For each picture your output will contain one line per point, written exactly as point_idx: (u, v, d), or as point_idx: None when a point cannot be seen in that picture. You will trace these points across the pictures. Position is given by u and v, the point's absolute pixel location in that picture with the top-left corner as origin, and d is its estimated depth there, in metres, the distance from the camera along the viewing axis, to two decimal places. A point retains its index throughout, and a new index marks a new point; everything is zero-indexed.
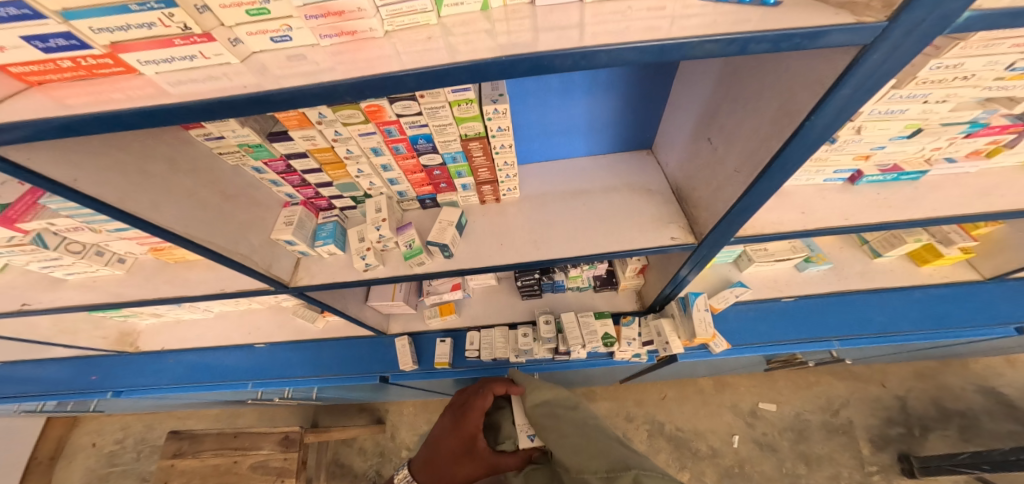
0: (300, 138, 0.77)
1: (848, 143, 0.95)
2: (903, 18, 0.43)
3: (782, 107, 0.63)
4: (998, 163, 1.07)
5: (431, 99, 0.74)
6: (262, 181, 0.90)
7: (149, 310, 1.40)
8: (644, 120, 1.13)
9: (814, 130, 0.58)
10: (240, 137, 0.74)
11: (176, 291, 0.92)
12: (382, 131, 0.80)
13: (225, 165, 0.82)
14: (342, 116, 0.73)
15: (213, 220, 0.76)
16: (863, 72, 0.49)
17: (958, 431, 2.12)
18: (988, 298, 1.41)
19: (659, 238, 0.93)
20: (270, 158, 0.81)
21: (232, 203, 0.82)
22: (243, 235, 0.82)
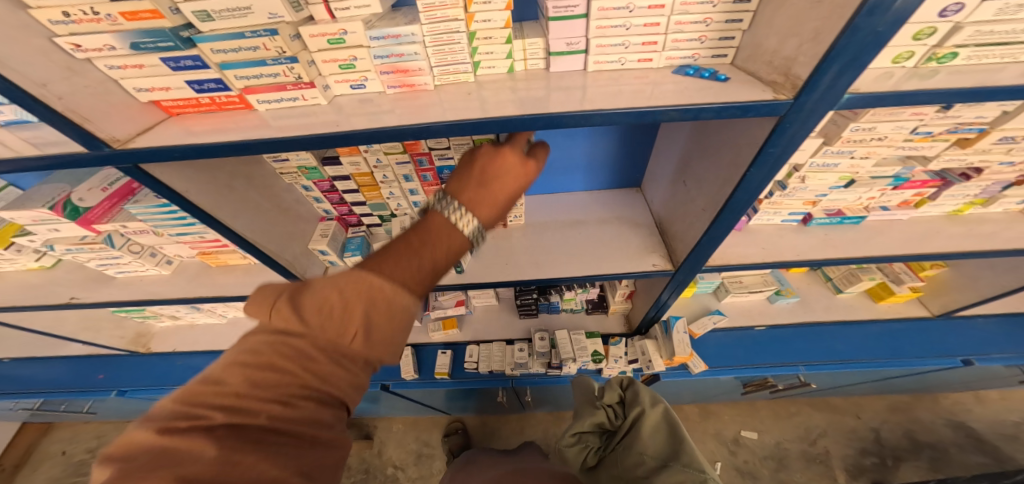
0: (349, 163, 0.94)
1: (796, 190, 1.14)
2: (801, 100, 0.61)
3: (733, 157, 0.81)
4: (927, 212, 1.28)
5: (460, 138, 0.91)
6: (307, 197, 1.05)
7: (169, 312, 1.48)
8: (633, 163, 1.32)
9: (757, 176, 0.75)
10: (302, 160, 0.90)
11: (218, 291, 1.04)
12: (415, 161, 0.97)
13: (281, 181, 0.98)
14: (385, 147, 0.91)
15: (268, 228, 0.91)
16: (783, 135, 0.67)
17: (926, 461, 2.24)
18: (935, 333, 1.59)
19: (642, 265, 1.09)
20: (319, 178, 0.97)
21: (283, 215, 0.98)
22: (287, 243, 0.97)
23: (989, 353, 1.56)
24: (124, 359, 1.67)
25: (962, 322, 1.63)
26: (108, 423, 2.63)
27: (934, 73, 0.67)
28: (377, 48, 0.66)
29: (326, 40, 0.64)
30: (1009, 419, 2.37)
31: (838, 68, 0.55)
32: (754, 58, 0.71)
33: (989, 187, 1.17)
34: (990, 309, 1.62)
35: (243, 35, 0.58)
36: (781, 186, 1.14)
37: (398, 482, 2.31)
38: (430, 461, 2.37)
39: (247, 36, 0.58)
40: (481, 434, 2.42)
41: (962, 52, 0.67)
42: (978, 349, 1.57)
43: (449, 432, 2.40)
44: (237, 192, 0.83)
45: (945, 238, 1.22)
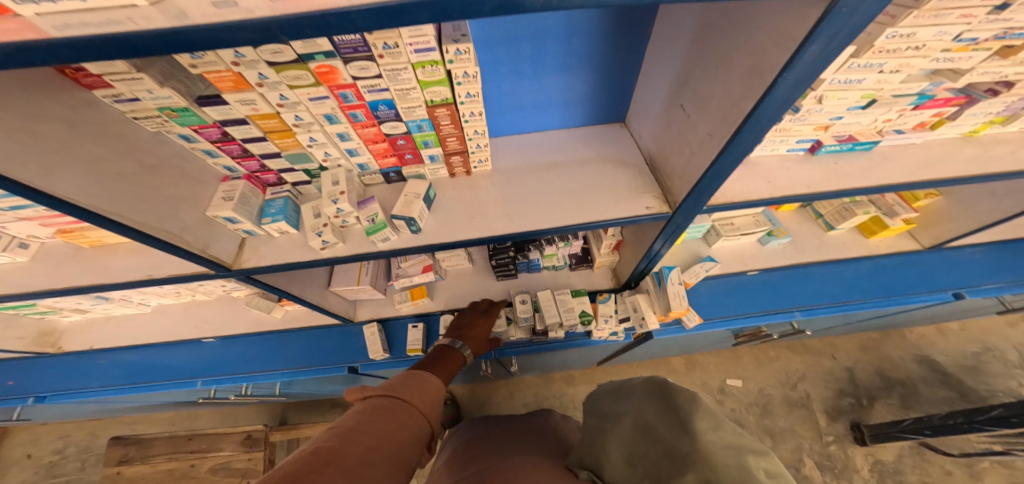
0: (238, 102, 0.67)
1: (809, 113, 0.92)
2: None
3: (755, 63, 0.60)
4: (942, 135, 1.08)
5: (392, 61, 0.66)
6: (193, 151, 0.78)
7: (69, 306, 1.21)
8: (618, 94, 1.10)
9: (782, 91, 0.56)
10: (159, 99, 0.62)
11: (94, 281, 0.79)
12: (337, 96, 0.71)
13: (143, 130, 0.70)
14: (287, 78, 0.65)
15: (129, 193, 0.64)
16: (838, 25, 0.46)
17: (899, 400, 2.31)
18: (925, 267, 1.46)
19: (633, 208, 0.91)
20: (201, 124, 0.70)
21: (155, 175, 0.71)
22: (171, 213, 0.71)
23: (977, 284, 1.44)
24: (36, 362, 1.39)
25: (958, 253, 1.49)
26: (67, 422, 2.34)
27: None
28: None
29: None
30: (971, 349, 2.46)
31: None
32: None
33: (1013, 103, 0.96)
34: (980, 238, 1.47)
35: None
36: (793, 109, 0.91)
37: None
38: None
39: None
40: (471, 403, 2.32)
41: None
42: (966, 280, 1.44)
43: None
44: (55, 141, 0.55)
45: (957, 162, 1.04)
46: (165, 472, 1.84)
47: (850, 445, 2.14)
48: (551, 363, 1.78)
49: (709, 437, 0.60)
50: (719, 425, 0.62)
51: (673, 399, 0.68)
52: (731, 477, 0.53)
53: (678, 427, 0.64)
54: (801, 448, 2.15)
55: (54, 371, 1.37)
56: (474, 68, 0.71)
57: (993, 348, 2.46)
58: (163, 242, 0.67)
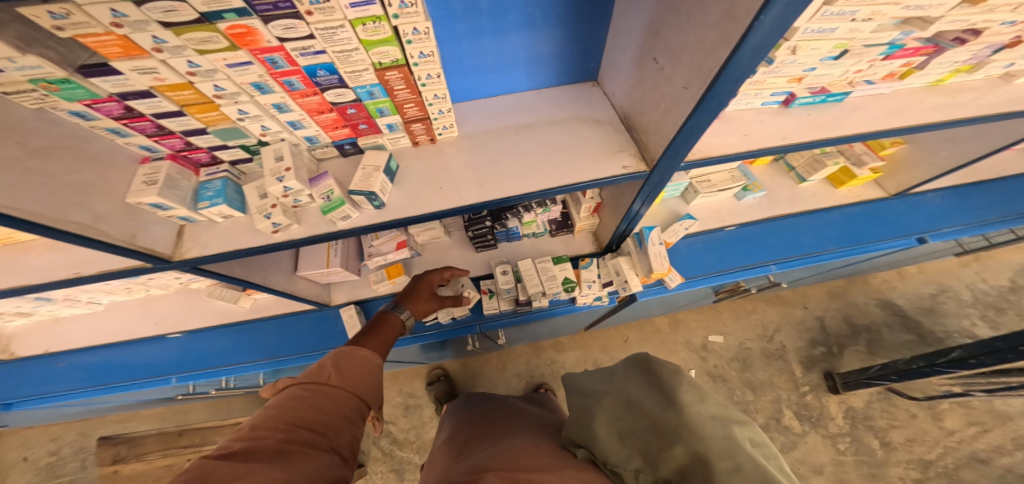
0: (134, 71, 0.58)
1: (782, 65, 0.84)
2: None
3: (733, 4, 0.53)
4: (909, 84, 1.03)
5: (323, 18, 0.57)
6: (93, 129, 0.68)
7: (10, 310, 1.10)
8: (589, 48, 1.02)
9: (759, 34, 0.50)
10: (27, 69, 0.52)
11: (13, 285, 0.71)
12: (263, 61, 0.62)
13: (24, 108, 0.60)
14: (192, 41, 0.55)
15: (13, 178, 0.55)
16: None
17: (865, 345, 2.46)
18: (891, 214, 1.49)
19: (609, 168, 0.87)
20: (92, 98, 0.61)
21: (46, 159, 0.60)
22: (77, 202, 0.62)
23: (940, 227, 1.48)
24: None
25: (920, 199, 1.53)
26: (55, 423, 2.24)
27: None
28: None
29: None
30: (928, 291, 2.63)
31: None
32: None
33: (981, 51, 0.90)
34: (941, 183, 1.51)
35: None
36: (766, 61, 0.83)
37: (392, 436, 2.16)
38: (419, 411, 2.24)
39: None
40: (464, 377, 2.33)
41: None
42: (931, 225, 1.48)
43: (431, 381, 2.25)
44: None
45: (923, 109, 1.02)
46: (163, 467, 1.80)
47: (824, 393, 2.29)
48: (538, 332, 1.79)
49: (695, 409, 0.61)
50: (704, 397, 0.63)
51: (656, 372, 0.69)
52: (717, 450, 0.56)
53: (664, 399, 0.65)
54: (780, 398, 2.28)
55: (12, 379, 1.27)
56: (424, 23, 0.63)
57: (948, 288, 2.64)
58: (71, 234, 0.59)
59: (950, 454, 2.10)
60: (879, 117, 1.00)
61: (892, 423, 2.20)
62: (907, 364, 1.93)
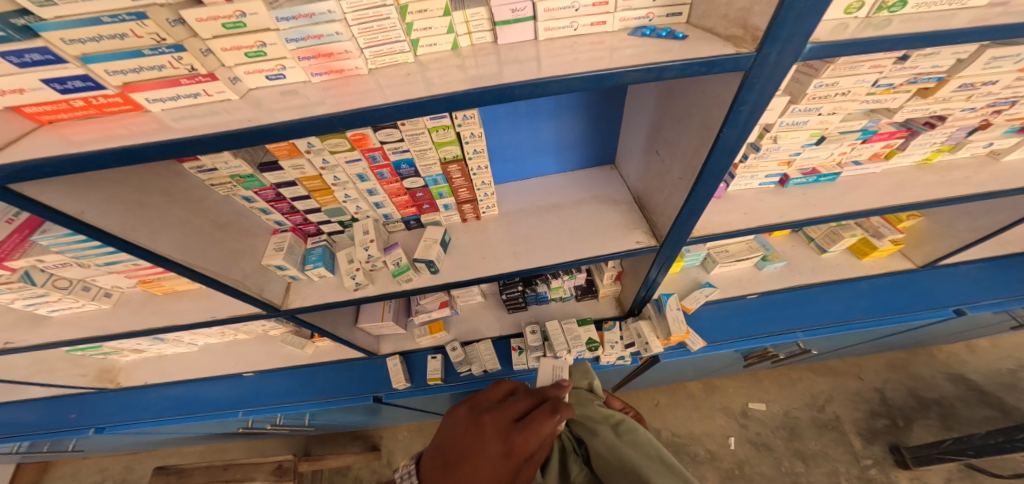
0: (290, 167, 0.82)
1: (769, 152, 0.93)
2: (765, 50, 0.49)
3: (702, 121, 0.68)
4: (897, 163, 1.11)
5: (412, 127, 0.81)
6: (251, 209, 0.94)
7: (131, 346, 1.36)
8: (606, 140, 1.23)
9: (729, 138, 0.62)
10: (233, 168, 0.78)
11: (163, 320, 0.94)
12: (368, 158, 0.86)
13: (216, 195, 0.86)
14: (329, 145, 0.79)
15: (207, 247, 0.80)
16: (753, 91, 0.54)
17: (938, 420, 2.23)
18: (923, 283, 1.49)
19: (625, 243, 1.02)
20: (260, 187, 0.86)
21: (224, 231, 0.86)
22: (237, 261, 0.86)
23: (978, 300, 1.46)
24: (97, 395, 1.53)
25: (953, 270, 1.52)
26: (106, 455, 2.43)
27: (887, 23, 0.53)
28: (288, 30, 0.52)
29: (220, 25, 0.49)
30: (1006, 367, 2.39)
31: (801, 8, 0.44)
32: (707, 13, 0.58)
33: (955, 132, 1.00)
34: (971, 255, 1.51)
35: (98, 20, 0.44)
36: (753, 149, 0.92)
37: None
38: None
39: (104, 21, 0.44)
40: None
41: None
42: (967, 296, 1.46)
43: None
44: (155, 206, 0.71)
45: (919, 187, 1.06)
46: None
47: (892, 468, 2.07)
48: None
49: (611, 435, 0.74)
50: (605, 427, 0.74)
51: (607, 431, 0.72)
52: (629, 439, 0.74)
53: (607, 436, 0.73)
54: (838, 471, 2.08)
55: (112, 406, 1.49)
56: (479, 129, 0.86)
57: None
58: (234, 290, 0.82)
59: None
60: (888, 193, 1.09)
61: None
62: (983, 438, 1.73)
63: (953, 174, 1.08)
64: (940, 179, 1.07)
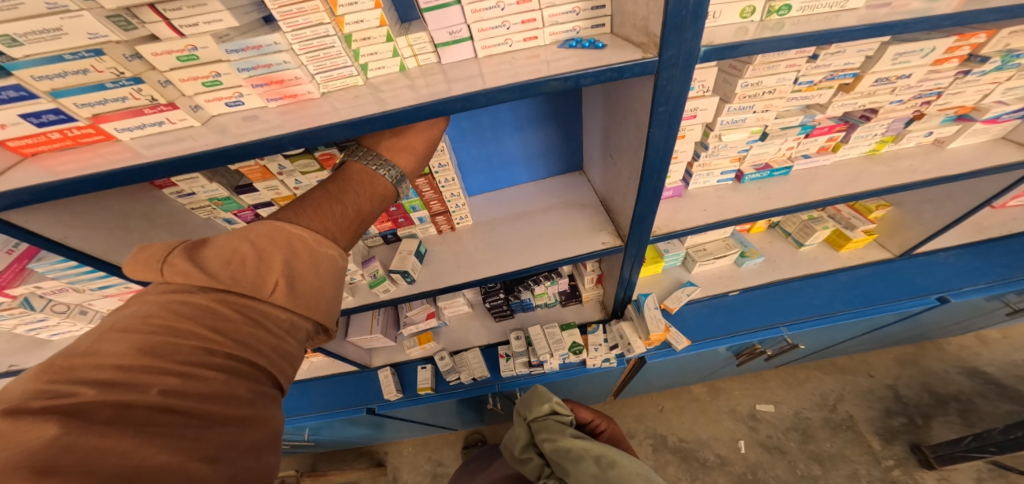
0: (264, 189, 0.87)
1: (716, 151, 1.00)
2: (664, 54, 0.55)
3: (636, 123, 0.73)
4: (845, 155, 1.13)
5: None
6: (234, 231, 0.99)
7: None
8: (572, 147, 1.28)
9: (658, 138, 0.68)
10: (210, 191, 0.83)
11: None
12: None
13: (198, 219, 0.90)
14: (299, 166, 0.85)
15: None
16: (667, 92, 0.60)
17: (958, 417, 2.15)
18: (906, 273, 1.48)
19: (592, 245, 1.05)
20: (239, 209, 0.91)
21: None
22: None
23: (962, 286, 1.43)
24: None
25: (936, 258, 1.51)
26: None
27: (779, 24, 0.60)
28: (239, 61, 0.58)
29: (175, 58, 0.55)
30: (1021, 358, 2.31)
31: (685, 15, 0.50)
32: (624, 24, 0.64)
33: (892, 124, 1.05)
34: (948, 241, 1.52)
35: (61, 57, 0.50)
36: (702, 146, 0.99)
37: None
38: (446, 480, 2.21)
39: (67, 58, 0.50)
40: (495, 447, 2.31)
41: (795, 3, 0.62)
42: (950, 284, 1.44)
43: (468, 445, 2.26)
44: (137, 231, 0.76)
45: (877, 174, 1.08)
46: None
47: (916, 469, 1.99)
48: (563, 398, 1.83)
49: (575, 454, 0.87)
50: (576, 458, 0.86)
51: (568, 456, 0.87)
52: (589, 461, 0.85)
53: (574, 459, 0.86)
54: (859, 474, 2.01)
55: None
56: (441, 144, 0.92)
57: None
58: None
59: None
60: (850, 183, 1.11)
61: None
62: (1003, 434, 1.67)
63: (899, 163, 1.10)
64: (896, 168, 1.11)
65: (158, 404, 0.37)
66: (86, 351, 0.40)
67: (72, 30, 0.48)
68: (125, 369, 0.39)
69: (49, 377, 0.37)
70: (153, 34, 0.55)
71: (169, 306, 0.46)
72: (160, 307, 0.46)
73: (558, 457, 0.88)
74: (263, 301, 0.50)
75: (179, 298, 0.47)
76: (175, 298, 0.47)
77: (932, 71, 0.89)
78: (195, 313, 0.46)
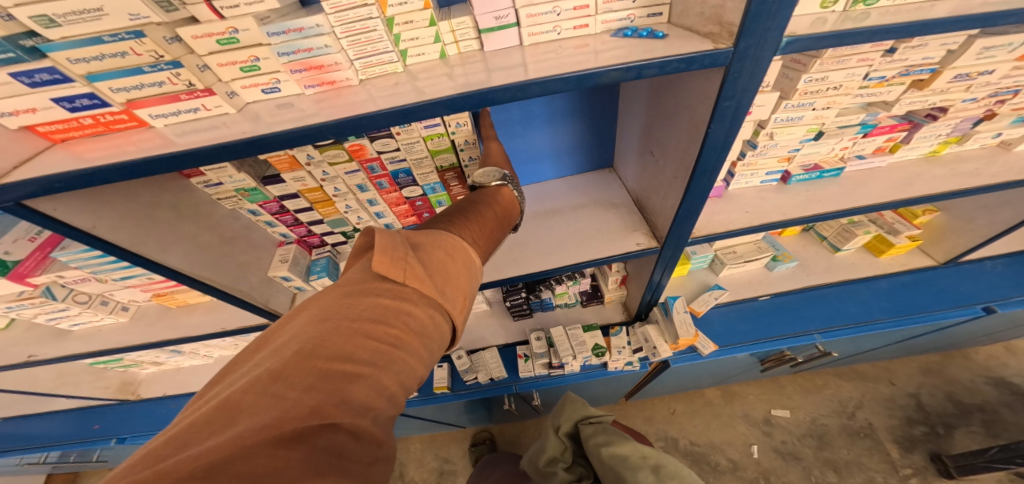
0: (292, 180, 0.85)
1: (767, 148, 0.99)
2: (742, 44, 0.51)
3: (691, 117, 0.70)
4: (903, 158, 1.12)
5: (407, 136, 0.83)
6: (258, 223, 0.96)
7: (151, 359, 1.40)
8: (603, 144, 1.23)
9: (718, 134, 0.65)
10: (237, 181, 0.81)
11: (177, 332, 0.97)
12: (366, 169, 0.88)
13: (224, 210, 0.88)
14: (328, 156, 0.81)
15: (215, 260, 0.83)
16: (735, 85, 0.56)
17: (982, 427, 2.09)
18: (945, 280, 1.43)
19: (626, 245, 1.00)
20: (265, 200, 0.88)
21: (230, 243, 0.89)
22: (243, 274, 0.89)
23: (1007, 296, 1.38)
24: (121, 408, 1.58)
25: (977, 266, 1.46)
26: None
27: (865, 15, 0.56)
28: (280, 44, 0.54)
29: (215, 42, 0.53)
30: None
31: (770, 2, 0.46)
32: (688, 12, 0.60)
33: (960, 124, 1.03)
34: (995, 249, 1.46)
35: (99, 39, 0.47)
36: (750, 146, 0.98)
37: None
38: (455, 478, 2.19)
39: (105, 41, 0.47)
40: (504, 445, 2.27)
41: None
42: (993, 293, 1.39)
43: (476, 443, 2.23)
44: (164, 221, 0.73)
45: (928, 181, 1.06)
46: None
47: (935, 478, 1.93)
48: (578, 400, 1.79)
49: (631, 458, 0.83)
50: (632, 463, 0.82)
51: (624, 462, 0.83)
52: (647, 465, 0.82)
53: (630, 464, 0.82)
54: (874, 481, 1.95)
55: (132, 417, 1.54)
56: (473, 137, 0.87)
57: None
58: (236, 299, 0.84)
59: None
60: (895, 186, 1.07)
61: None
62: None
63: (963, 166, 1.09)
64: (951, 172, 1.08)
65: (335, 455, 0.33)
66: (310, 351, 0.39)
67: (113, 11, 0.45)
68: (336, 396, 0.36)
69: (276, 373, 0.36)
70: (192, 15, 0.52)
71: (348, 326, 0.42)
72: (379, 321, 0.44)
73: (613, 463, 0.84)
74: (428, 360, 0.47)
75: (395, 323, 0.45)
76: (392, 320, 0.45)
77: (1013, 68, 0.86)
78: (392, 348, 0.43)
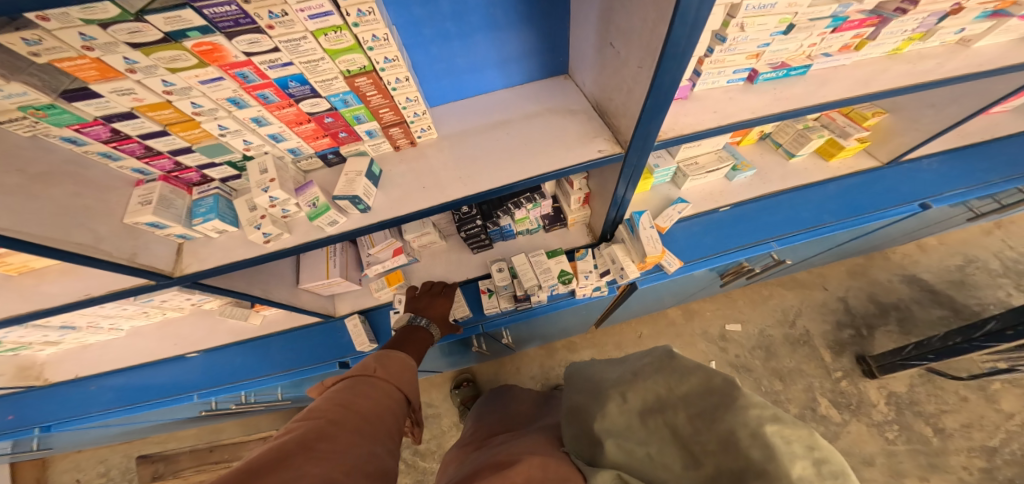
0: (112, 93, 0.61)
1: (736, 43, 0.85)
2: None
3: None
4: (867, 55, 1.04)
5: (285, 31, 0.60)
6: (86, 154, 0.73)
7: (39, 339, 1.17)
8: (556, 45, 1.05)
9: (690, 4, 0.52)
10: (13, 96, 0.56)
11: (25, 306, 0.75)
12: (233, 76, 0.65)
13: (19, 137, 0.65)
14: (161, 60, 0.58)
15: (27, 207, 0.60)
16: None
17: (897, 325, 2.32)
18: (888, 182, 1.47)
19: (586, 153, 0.89)
20: (79, 122, 0.64)
21: (45, 184, 0.65)
22: (80, 223, 0.67)
23: (942, 192, 1.45)
24: (32, 394, 1.36)
25: (915, 166, 1.51)
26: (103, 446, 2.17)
27: None
28: None
29: None
30: (953, 262, 2.50)
31: None
32: None
33: (926, 19, 0.93)
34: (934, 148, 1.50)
35: None
36: (719, 39, 0.85)
37: (414, 446, 2.13)
38: (438, 420, 2.21)
39: None
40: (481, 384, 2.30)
41: None
42: (930, 190, 1.45)
43: (457, 384, 2.24)
44: None
45: (889, 76, 1.01)
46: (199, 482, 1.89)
47: (860, 379, 2.14)
48: (547, 331, 1.79)
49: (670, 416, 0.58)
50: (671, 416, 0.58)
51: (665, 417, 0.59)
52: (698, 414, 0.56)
53: (677, 420, 0.57)
54: (812, 386, 2.15)
55: (50, 403, 1.34)
56: (384, 30, 0.67)
57: (975, 259, 2.50)
58: (74, 253, 0.62)
59: (1016, 440, 1.91)
60: (855, 85, 1.00)
61: (942, 407, 2.02)
62: (942, 341, 1.79)
63: (924, 63, 1.03)
64: (911, 68, 1.03)
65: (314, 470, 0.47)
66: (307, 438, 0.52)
67: None
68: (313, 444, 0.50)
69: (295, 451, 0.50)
70: None
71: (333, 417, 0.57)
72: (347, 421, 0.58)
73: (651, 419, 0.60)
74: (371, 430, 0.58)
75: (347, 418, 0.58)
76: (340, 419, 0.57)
77: None
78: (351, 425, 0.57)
